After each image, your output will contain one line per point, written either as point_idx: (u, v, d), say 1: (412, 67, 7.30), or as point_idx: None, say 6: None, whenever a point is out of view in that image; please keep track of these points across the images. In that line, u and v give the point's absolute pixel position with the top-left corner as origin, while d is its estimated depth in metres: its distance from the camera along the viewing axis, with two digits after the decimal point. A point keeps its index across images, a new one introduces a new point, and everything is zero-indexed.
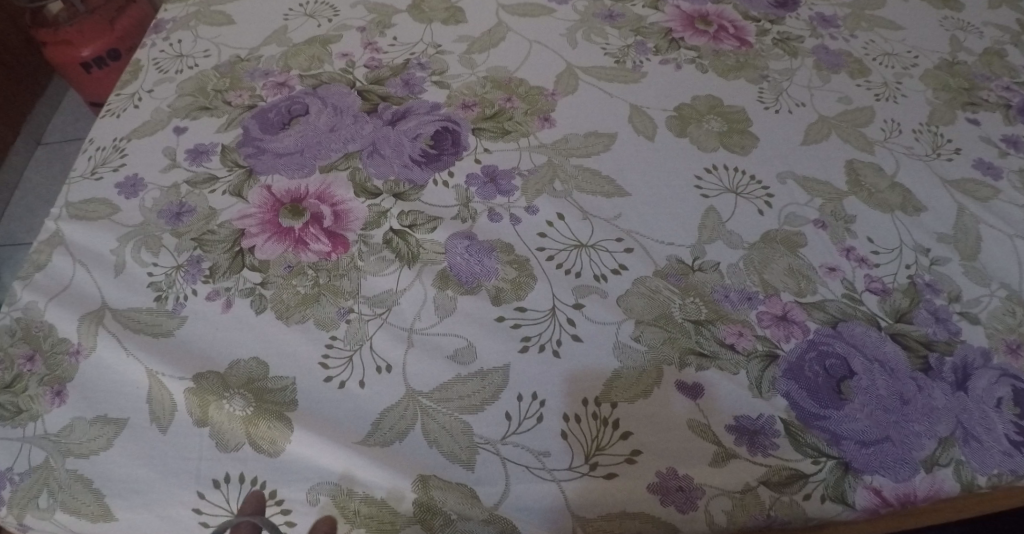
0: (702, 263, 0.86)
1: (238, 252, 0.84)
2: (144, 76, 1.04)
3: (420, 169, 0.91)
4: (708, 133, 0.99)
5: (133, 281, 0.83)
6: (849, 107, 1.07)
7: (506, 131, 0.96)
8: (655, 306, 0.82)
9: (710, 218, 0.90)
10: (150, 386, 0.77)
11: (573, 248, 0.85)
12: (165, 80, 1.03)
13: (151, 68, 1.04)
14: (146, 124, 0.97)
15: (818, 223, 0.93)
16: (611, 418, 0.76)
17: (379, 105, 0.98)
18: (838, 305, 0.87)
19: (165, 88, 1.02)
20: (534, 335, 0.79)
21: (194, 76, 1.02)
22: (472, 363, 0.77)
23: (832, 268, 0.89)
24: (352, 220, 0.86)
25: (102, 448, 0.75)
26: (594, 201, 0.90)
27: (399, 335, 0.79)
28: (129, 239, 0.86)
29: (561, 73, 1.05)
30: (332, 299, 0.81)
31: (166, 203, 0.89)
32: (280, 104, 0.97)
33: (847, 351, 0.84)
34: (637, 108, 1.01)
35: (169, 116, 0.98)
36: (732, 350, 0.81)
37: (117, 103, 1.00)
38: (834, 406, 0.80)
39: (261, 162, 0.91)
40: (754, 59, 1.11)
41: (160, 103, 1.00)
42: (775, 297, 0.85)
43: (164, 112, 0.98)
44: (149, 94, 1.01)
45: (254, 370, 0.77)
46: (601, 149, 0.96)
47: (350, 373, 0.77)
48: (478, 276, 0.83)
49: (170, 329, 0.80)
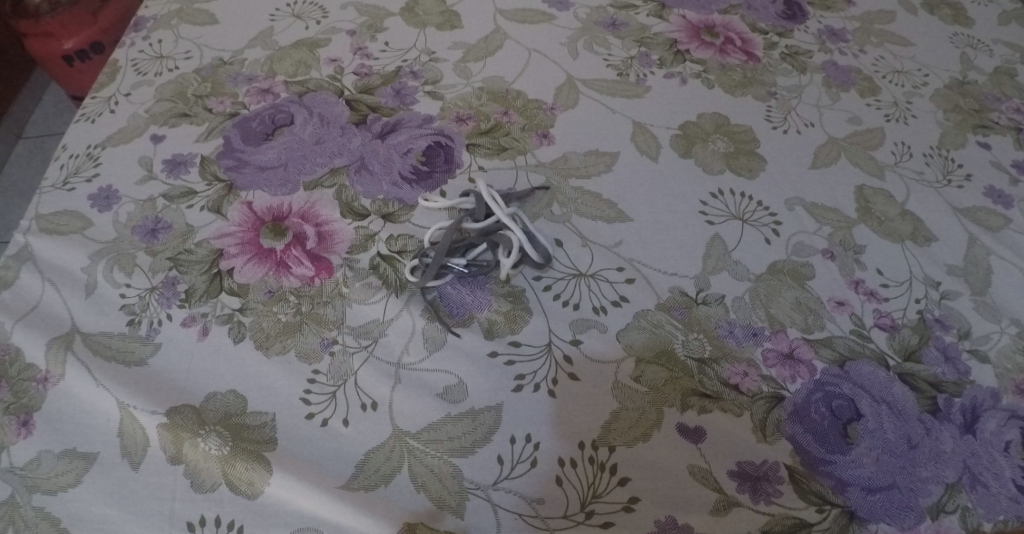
0: (707, 296, 0.82)
1: (216, 274, 0.79)
2: (121, 78, 0.98)
3: (410, 187, 0.86)
4: (713, 154, 0.95)
5: (105, 303, 0.78)
6: (859, 128, 1.03)
7: (502, 148, 0.92)
8: (657, 341, 0.78)
9: (715, 246, 0.86)
10: (121, 419, 0.72)
11: (571, 277, 0.81)
12: (144, 83, 0.97)
13: (129, 70, 0.99)
14: (123, 131, 0.92)
15: (827, 253, 0.89)
16: (608, 462, 0.72)
17: (369, 117, 0.93)
18: (845, 342, 0.83)
19: (143, 91, 0.96)
20: (529, 373, 0.75)
21: (174, 80, 0.97)
22: (463, 402, 0.73)
23: (840, 302, 0.85)
24: (337, 243, 0.82)
25: (71, 484, 0.70)
26: (594, 226, 0.86)
27: (385, 369, 0.74)
28: (101, 256, 0.81)
29: (562, 85, 1.00)
30: (315, 329, 0.76)
31: (142, 217, 0.84)
32: (263, 113, 0.92)
33: (855, 392, 0.80)
34: (640, 125, 0.97)
35: (147, 123, 0.92)
36: (736, 391, 0.77)
37: (92, 107, 0.95)
38: (840, 452, 0.77)
39: (241, 176, 0.86)
40: (762, 74, 1.07)
41: (137, 108, 0.94)
42: (782, 334, 0.82)
43: (141, 119, 0.93)
44: (126, 98, 0.95)
45: (232, 404, 0.73)
46: (602, 169, 0.91)
47: (334, 410, 0.72)
48: (471, 307, 0.78)
49: (143, 357, 0.75)
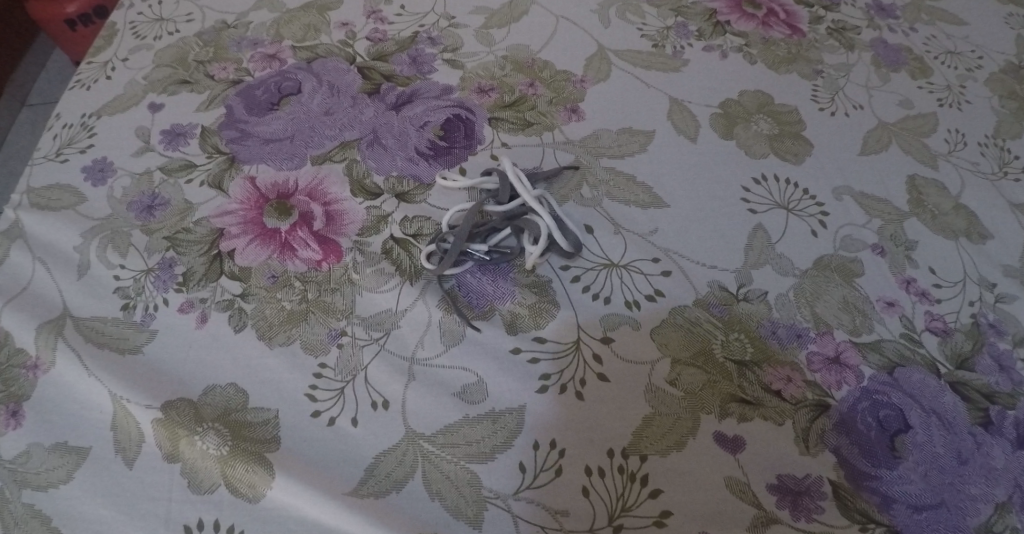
0: (748, 292, 0.75)
1: (216, 256, 0.73)
2: (118, 41, 0.90)
3: (427, 163, 0.79)
4: (756, 136, 0.87)
5: (98, 285, 0.71)
6: (911, 113, 0.95)
7: (527, 123, 0.84)
8: (694, 341, 0.71)
9: (757, 238, 0.79)
10: (114, 412, 0.66)
11: (602, 268, 0.74)
12: (142, 47, 0.89)
13: (127, 33, 0.91)
14: (119, 99, 0.84)
15: (877, 248, 0.82)
16: (639, 473, 0.66)
17: (383, 86, 0.85)
18: (895, 346, 0.77)
19: (141, 56, 0.88)
20: (555, 373, 0.69)
21: (174, 44, 0.89)
22: (482, 403, 0.67)
23: (891, 302, 0.79)
24: (347, 223, 0.75)
25: (62, 481, 0.64)
26: (626, 212, 0.79)
27: (398, 365, 0.68)
28: (95, 235, 0.74)
29: (592, 56, 0.92)
30: (321, 319, 0.70)
31: (137, 193, 0.77)
32: (269, 80, 0.85)
33: (904, 402, 0.74)
34: (677, 102, 0.89)
35: (144, 90, 0.85)
36: (778, 397, 0.71)
37: (87, 73, 0.87)
38: (886, 466, 0.71)
39: (245, 148, 0.79)
40: (807, 50, 0.99)
41: (135, 74, 0.87)
42: (827, 336, 0.75)
43: (139, 85, 0.85)
44: (123, 63, 0.88)
45: (232, 399, 0.67)
46: (637, 149, 0.84)
47: (341, 409, 0.66)
48: (492, 299, 0.72)
49: (137, 344, 0.69)
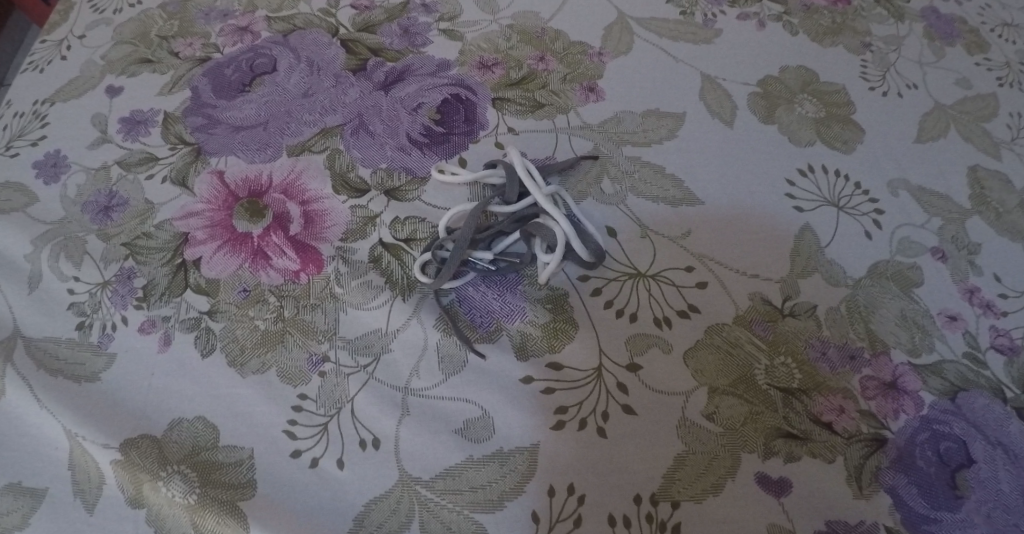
0: (795, 306, 0.65)
1: (180, 266, 0.64)
2: (75, 16, 0.81)
3: (421, 153, 0.69)
4: (801, 119, 0.76)
5: (51, 301, 0.64)
6: (970, 93, 0.81)
7: (537, 105, 0.73)
8: (733, 366, 0.62)
9: (804, 242, 0.68)
10: (71, 450, 0.60)
11: (627, 278, 0.64)
12: (101, 22, 0.81)
13: (85, 6, 0.82)
14: (74, 82, 0.76)
15: (937, 252, 0.70)
16: (670, 522, 0.57)
17: (369, 62, 0.75)
18: (958, 368, 0.65)
19: (99, 32, 0.80)
20: (572, 405, 0.59)
21: (136, 18, 0.81)
22: (488, 442, 0.58)
23: (953, 316, 0.67)
24: (328, 227, 0.65)
25: (16, 528, 0.58)
26: (655, 211, 0.68)
27: (389, 396, 0.59)
28: (47, 241, 0.66)
29: (611, 25, 0.80)
30: (300, 341, 0.61)
31: (93, 191, 0.69)
32: (239, 57, 0.75)
33: (967, 433, 0.63)
34: (710, 79, 0.77)
35: (103, 72, 0.76)
36: (829, 431, 0.61)
37: (41, 53, 0.78)
38: (948, 509, 0.60)
39: (212, 137, 0.71)
40: (854, 20, 0.85)
41: (92, 53, 0.78)
42: (883, 357, 0.65)
43: (97, 66, 0.77)
44: (79, 41, 0.79)
45: (200, 434, 0.59)
46: (665, 135, 0.73)
47: (325, 449, 0.58)
48: (499, 316, 0.62)
49: (95, 371, 0.62)
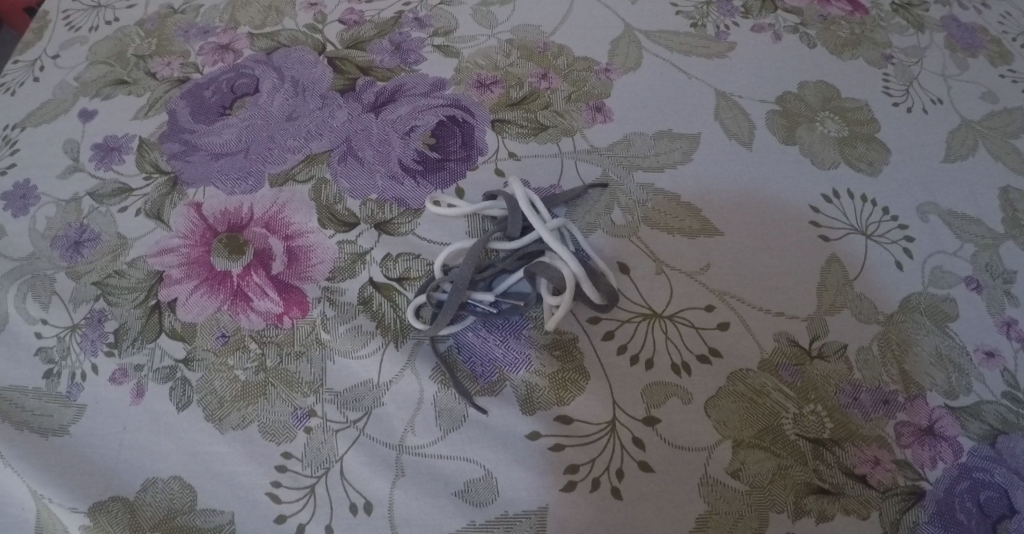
0: (824, 346, 0.60)
1: (154, 309, 0.59)
2: (49, 34, 0.76)
3: (414, 182, 0.64)
4: (824, 139, 0.70)
5: (17, 345, 0.59)
6: (996, 108, 0.74)
7: (540, 127, 0.68)
8: (759, 416, 0.57)
9: (831, 274, 0.63)
10: (38, 513, 0.54)
11: (642, 319, 0.59)
12: (75, 41, 0.75)
13: (60, 24, 0.77)
14: (46, 106, 0.70)
15: (972, 283, 0.64)
16: None
17: (359, 83, 0.70)
18: (997, 410, 0.59)
19: (74, 52, 0.74)
20: (584, 464, 0.54)
21: (112, 36, 0.75)
22: (491, 506, 0.53)
23: (991, 353, 0.61)
24: (314, 265, 0.60)
25: None
26: (669, 243, 0.63)
27: (382, 455, 0.54)
28: (13, 280, 0.61)
29: (618, 39, 0.75)
30: (284, 393, 0.56)
31: (63, 225, 0.63)
32: (220, 78, 0.70)
33: (1010, 481, 0.57)
34: (725, 96, 0.72)
35: (76, 94, 0.71)
36: (863, 485, 0.56)
37: (13, 75, 0.73)
38: None
39: (189, 165, 0.65)
40: (873, 30, 0.79)
41: (66, 74, 0.72)
42: (919, 401, 0.59)
43: (70, 88, 0.71)
44: (53, 61, 0.74)
45: (176, 496, 0.54)
46: (679, 158, 0.67)
47: (312, 514, 0.53)
48: (501, 364, 0.57)
49: (63, 424, 0.56)
